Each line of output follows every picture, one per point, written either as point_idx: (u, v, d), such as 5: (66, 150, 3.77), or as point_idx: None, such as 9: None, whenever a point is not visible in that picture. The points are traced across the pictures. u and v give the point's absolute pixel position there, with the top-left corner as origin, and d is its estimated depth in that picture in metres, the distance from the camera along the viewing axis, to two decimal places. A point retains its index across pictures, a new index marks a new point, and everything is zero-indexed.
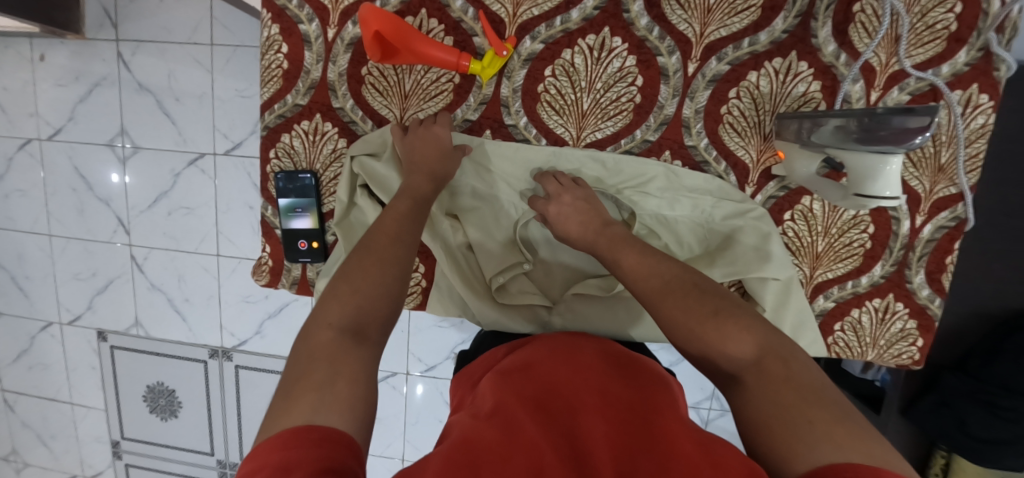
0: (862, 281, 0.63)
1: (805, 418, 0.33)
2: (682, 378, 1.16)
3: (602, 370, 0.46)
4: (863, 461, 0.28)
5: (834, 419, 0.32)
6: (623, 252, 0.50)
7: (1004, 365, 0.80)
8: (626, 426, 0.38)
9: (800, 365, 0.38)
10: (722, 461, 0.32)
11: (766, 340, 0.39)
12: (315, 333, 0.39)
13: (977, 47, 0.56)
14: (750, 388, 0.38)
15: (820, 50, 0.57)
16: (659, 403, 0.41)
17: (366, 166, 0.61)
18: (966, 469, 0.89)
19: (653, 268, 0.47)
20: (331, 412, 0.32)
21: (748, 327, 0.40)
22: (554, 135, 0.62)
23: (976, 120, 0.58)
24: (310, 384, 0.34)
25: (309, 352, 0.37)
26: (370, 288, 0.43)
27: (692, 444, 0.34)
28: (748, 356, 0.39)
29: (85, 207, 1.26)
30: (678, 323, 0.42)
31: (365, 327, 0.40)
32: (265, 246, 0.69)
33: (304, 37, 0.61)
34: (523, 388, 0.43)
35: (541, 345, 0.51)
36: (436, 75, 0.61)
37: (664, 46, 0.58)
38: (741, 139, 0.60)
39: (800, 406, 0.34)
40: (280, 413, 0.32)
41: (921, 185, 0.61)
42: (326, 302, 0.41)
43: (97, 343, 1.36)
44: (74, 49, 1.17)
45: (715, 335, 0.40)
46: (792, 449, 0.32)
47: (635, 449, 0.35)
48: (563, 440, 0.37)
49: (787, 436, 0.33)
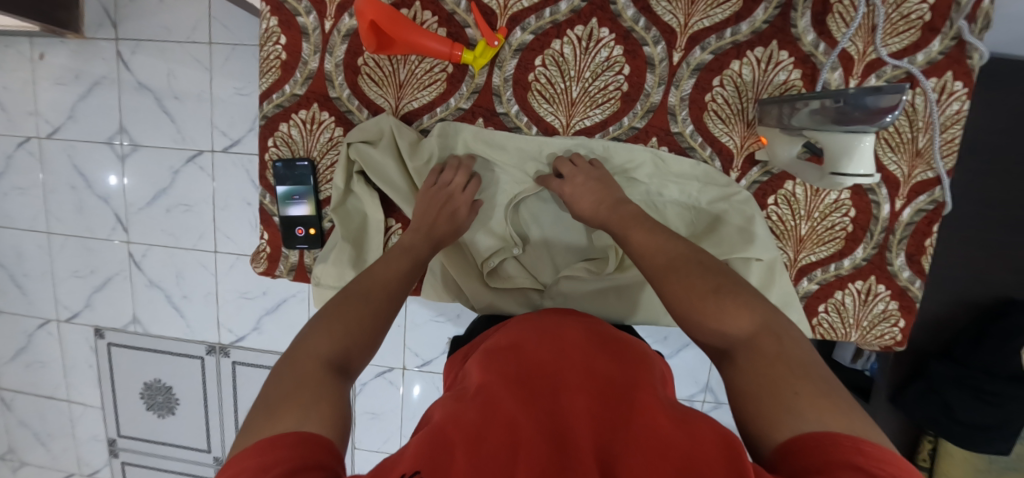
0: (844, 263, 0.65)
1: (793, 390, 0.34)
2: (676, 371, 1.18)
3: (587, 348, 0.47)
4: (841, 430, 0.30)
5: (819, 393, 0.34)
6: (633, 229, 0.52)
7: (988, 350, 0.82)
8: (606, 405, 0.39)
9: (791, 341, 0.38)
10: (697, 433, 0.34)
11: (763, 316, 0.40)
12: (300, 360, 0.39)
13: (950, 36, 0.58)
14: (737, 362, 0.39)
15: (799, 40, 0.59)
16: (640, 378, 0.43)
17: (363, 152, 0.63)
18: (952, 453, 0.91)
19: (660, 245, 0.49)
20: (314, 425, 0.33)
21: (746, 304, 0.41)
22: (544, 123, 0.64)
23: (951, 106, 0.60)
24: (297, 403, 0.35)
25: (296, 375, 0.38)
26: (361, 329, 0.45)
27: (668, 421, 0.36)
28: (743, 332, 0.40)
29: (84, 204, 1.27)
30: (678, 297, 0.44)
31: (351, 360, 0.42)
32: (263, 234, 0.70)
33: (302, 29, 0.63)
34: (508, 365, 0.44)
35: (529, 325, 0.52)
36: (429, 65, 0.63)
37: (649, 37, 0.60)
38: (725, 125, 0.62)
39: (789, 381, 0.35)
40: (260, 427, 0.33)
41: (900, 170, 0.63)
42: (318, 331, 0.42)
43: (95, 341, 1.37)
44: (75, 48, 1.19)
45: (712, 311, 0.41)
46: (777, 420, 0.33)
47: (614, 430, 0.36)
48: (545, 417, 0.38)
49: (775, 406, 0.34)
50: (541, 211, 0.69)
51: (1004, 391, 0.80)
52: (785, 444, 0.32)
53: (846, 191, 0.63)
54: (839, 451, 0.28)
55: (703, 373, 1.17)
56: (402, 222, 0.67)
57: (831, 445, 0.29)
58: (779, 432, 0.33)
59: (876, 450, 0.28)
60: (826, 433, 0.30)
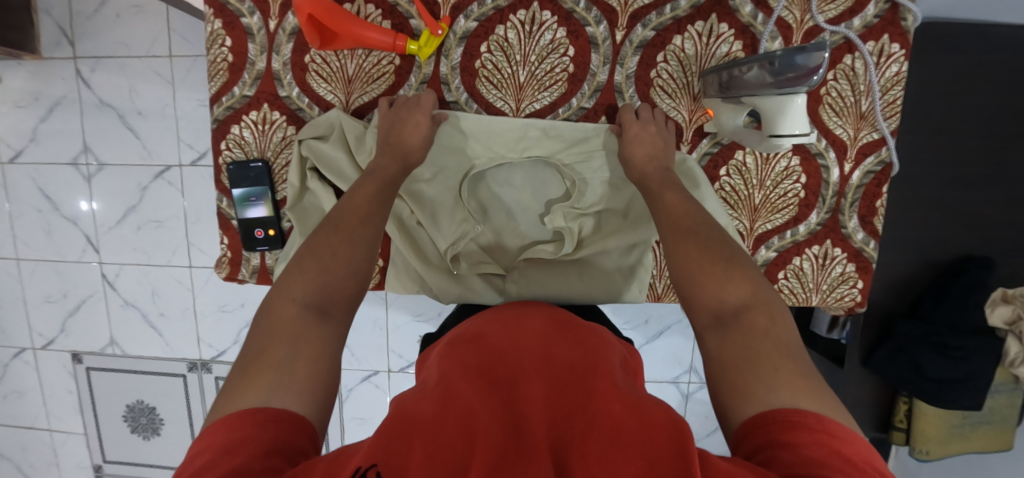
0: (800, 229, 0.67)
1: (771, 365, 0.34)
2: (660, 353, 1.19)
3: (550, 334, 0.46)
4: (812, 409, 0.31)
5: (796, 371, 0.34)
6: (666, 192, 0.53)
7: (948, 307, 0.86)
8: (565, 391, 0.38)
9: (784, 324, 0.38)
10: (647, 417, 0.33)
11: (762, 293, 0.41)
12: (277, 308, 0.41)
13: (882, 1, 0.60)
14: (728, 332, 0.39)
15: (737, 11, 0.60)
16: (599, 361, 0.41)
17: (314, 148, 0.63)
18: (927, 411, 0.92)
19: (687, 210, 0.50)
20: (286, 396, 0.34)
21: (748, 279, 0.42)
22: (494, 109, 0.65)
23: (889, 69, 0.62)
24: (268, 363, 0.36)
25: (273, 325, 0.39)
26: (341, 265, 0.45)
27: (621, 403, 0.35)
28: (740, 302, 0.40)
29: (53, 228, 1.25)
30: (685, 267, 0.45)
31: (329, 304, 0.43)
32: (223, 239, 0.70)
33: (246, 29, 0.63)
34: (466, 355, 0.42)
35: (495, 316, 0.50)
36: (376, 58, 0.63)
37: (591, 17, 0.61)
38: (672, 100, 0.63)
39: (769, 356, 0.35)
40: (236, 390, 0.34)
41: (846, 133, 0.64)
42: (293, 276, 0.43)
43: (73, 366, 1.34)
44: (33, 70, 1.17)
45: (711, 277, 0.42)
46: (749, 392, 0.33)
47: (570, 415, 0.35)
48: (504, 405, 0.37)
49: (745, 380, 0.34)
50: (496, 191, 0.67)
51: (966, 344, 0.84)
52: (751, 419, 0.32)
53: (795, 157, 0.64)
54: (805, 430, 0.29)
55: (686, 353, 1.18)
56: None
57: (797, 426, 0.29)
58: (750, 404, 0.33)
59: (840, 430, 0.29)
60: (798, 409, 0.31)
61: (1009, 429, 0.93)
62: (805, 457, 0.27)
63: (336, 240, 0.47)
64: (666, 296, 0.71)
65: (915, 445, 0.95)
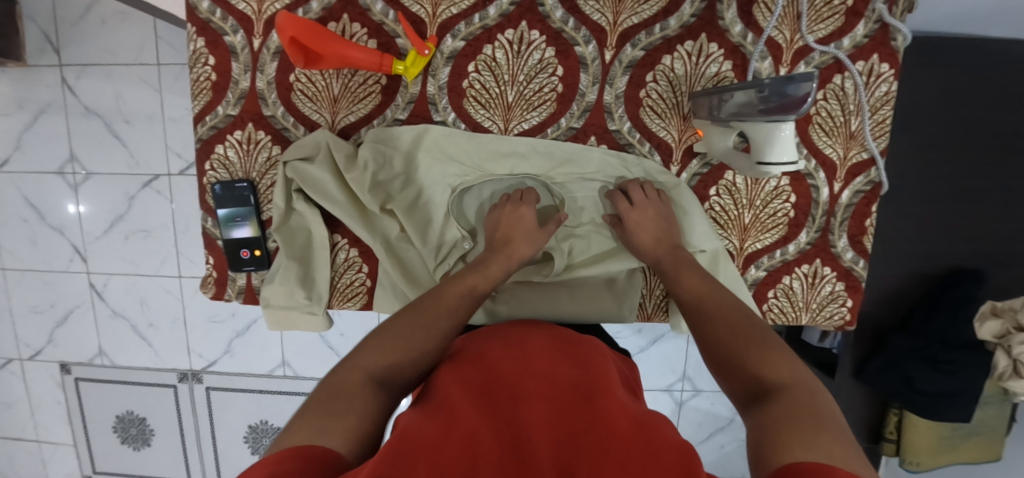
0: (789, 248, 0.66)
1: (811, 432, 0.32)
2: (653, 362, 1.19)
3: (551, 358, 0.46)
4: (837, 465, 0.28)
5: (838, 439, 0.31)
6: (685, 273, 0.56)
7: (940, 320, 0.85)
8: (568, 415, 0.38)
9: (826, 399, 0.37)
10: (654, 434, 0.34)
11: (803, 374, 0.39)
12: (345, 372, 0.43)
13: (873, 20, 0.59)
14: (768, 401, 0.37)
15: (727, 31, 0.60)
16: (602, 382, 0.42)
17: (300, 170, 0.61)
18: (917, 423, 0.92)
19: (710, 290, 0.53)
20: (333, 437, 0.34)
21: (786, 361, 0.41)
22: (481, 129, 0.64)
23: (879, 88, 0.61)
24: (327, 412, 0.37)
25: (338, 385, 0.41)
26: (409, 347, 0.47)
27: (629, 427, 0.35)
28: (780, 380, 0.39)
29: (39, 238, 1.23)
30: (733, 348, 0.45)
31: (388, 380, 0.44)
32: (208, 259, 0.69)
33: (230, 48, 0.62)
34: (470, 380, 0.42)
35: (495, 338, 0.51)
36: (362, 77, 0.62)
37: (580, 37, 0.60)
38: (662, 120, 0.63)
39: (808, 425, 0.33)
40: (292, 429, 0.35)
41: (836, 152, 0.64)
42: (366, 349, 0.46)
43: (61, 376, 1.33)
44: (16, 77, 1.15)
45: (750, 356, 0.43)
46: (785, 447, 0.31)
47: (573, 438, 0.35)
48: (506, 428, 0.36)
49: (788, 438, 0.32)
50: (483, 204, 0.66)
51: (955, 358, 0.83)
52: (783, 466, 0.29)
53: (785, 178, 0.64)
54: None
55: (679, 362, 1.18)
56: (349, 237, 0.66)
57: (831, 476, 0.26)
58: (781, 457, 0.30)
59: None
60: (825, 464, 0.28)
61: (997, 440, 0.94)
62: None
63: (409, 320, 0.50)
64: (655, 316, 0.70)
65: (905, 456, 0.95)
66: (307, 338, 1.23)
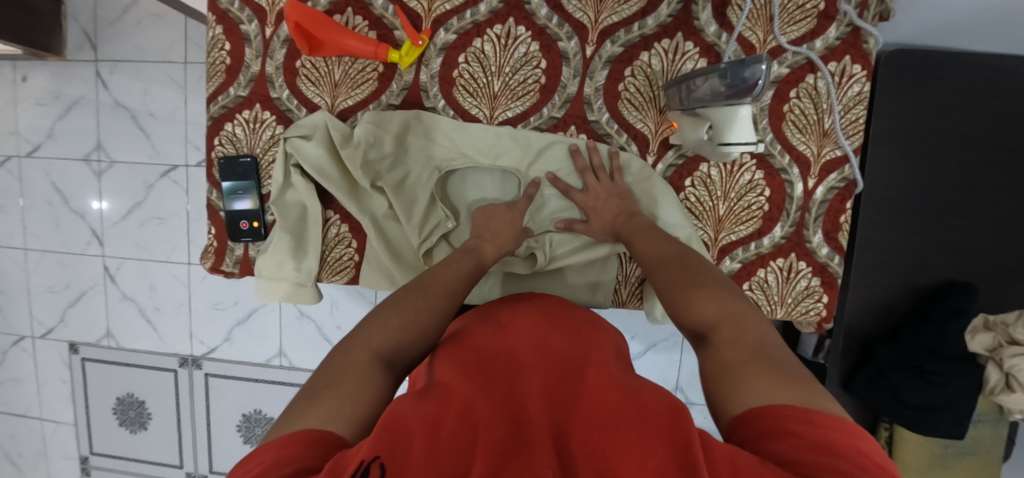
0: (764, 242, 0.68)
1: (744, 370, 0.36)
2: (644, 371, 1.16)
3: (541, 329, 0.48)
4: (785, 401, 0.32)
5: (766, 369, 0.35)
6: (638, 237, 0.59)
7: (930, 330, 0.81)
8: (563, 391, 0.40)
9: (750, 327, 0.41)
10: (645, 405, 0.34)
11: (730, 307, 0.43)
12: (353, 351, 0.42)
13: (844, 24, 0.62)
14: (706, 346, 0.42)
15: (702, 31, 0.64)
16: (594, 356, 0.43)
17: (297, 146, 0.66)
18: (907, 439, 0.90)
19: (660, 251, 0.55)
20: (341, 423, 0.34)
21: (716, 297, 0.45)
22: (469, 115, 0.68)
23: (851, 88, 0.64)
24: (333, 394, 0.37)
25: (344, 366, 0.40)
26: (417, 330, 0.47)
27: (618, 396, 0.36)
28: (711, 319, 0.43)
29: (61, 219, 1.31)
30: (673, 296, 0.48)
31: (394, 358, 0.44)
32: (210, 229, 0.73)
33: (244, 35, 0.69)
34: (464, 355, 0.44)
35: (486, 317, 0.52)
36: (362, 65, 0.68)
37: (563, 33, 0.65)
38: (639, 112, 0.66)
39: (743, 361, 0.37)
40: (299, 413, 0.35)
41: (810, 149, 0.66)
42: (373, 324, 0.45)
43: (69, 356, 1.38)
44: (56, 70, 1.26)
45: (688, 301, 0.46)
46: (733, 393, 0.35)
47: (567, 412, 0.37)
48: (503, 403, 0.38)
49: (731, 384, 0.36)
50: (467, 186, 0.70)
51: (945, 370, 0.81)
52: (737, 416, 0.33)
53: (759, 172, 0.66)
54: (793, 421, 0.29)
55: (672, 372, 1.14)
56: (341, 213, 0.70)
57: (782, 415, 0.30)
58: (733, 407, 0.34)
59: (827, 419, 0.29)
60: (774, 405, 0.32)
61: (993, 461, 0.91)
62: (792, 445, 0.27)
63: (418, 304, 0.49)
64: (630, 303, 0.72)
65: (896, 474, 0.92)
66: (303, 329, 1.25)
